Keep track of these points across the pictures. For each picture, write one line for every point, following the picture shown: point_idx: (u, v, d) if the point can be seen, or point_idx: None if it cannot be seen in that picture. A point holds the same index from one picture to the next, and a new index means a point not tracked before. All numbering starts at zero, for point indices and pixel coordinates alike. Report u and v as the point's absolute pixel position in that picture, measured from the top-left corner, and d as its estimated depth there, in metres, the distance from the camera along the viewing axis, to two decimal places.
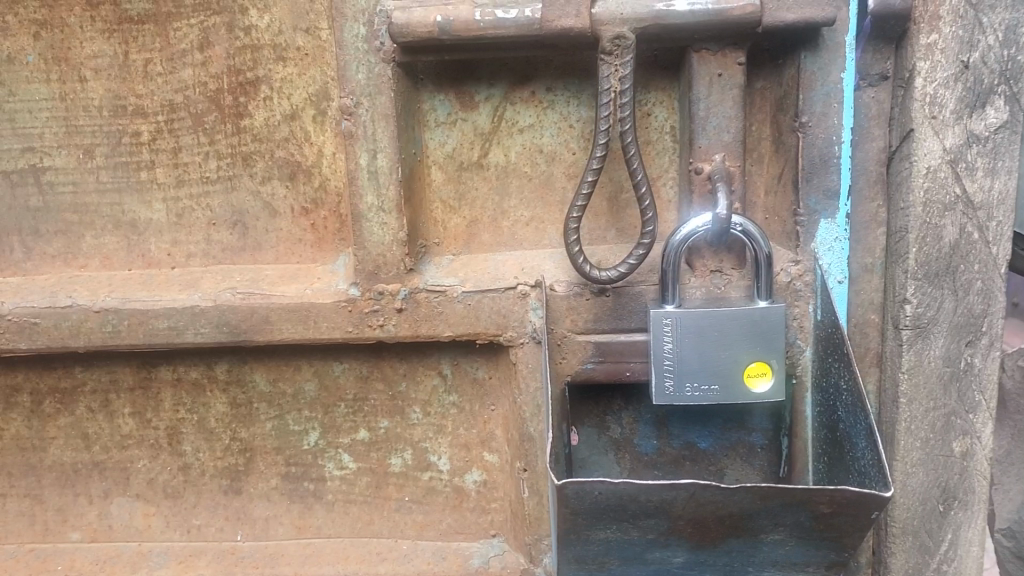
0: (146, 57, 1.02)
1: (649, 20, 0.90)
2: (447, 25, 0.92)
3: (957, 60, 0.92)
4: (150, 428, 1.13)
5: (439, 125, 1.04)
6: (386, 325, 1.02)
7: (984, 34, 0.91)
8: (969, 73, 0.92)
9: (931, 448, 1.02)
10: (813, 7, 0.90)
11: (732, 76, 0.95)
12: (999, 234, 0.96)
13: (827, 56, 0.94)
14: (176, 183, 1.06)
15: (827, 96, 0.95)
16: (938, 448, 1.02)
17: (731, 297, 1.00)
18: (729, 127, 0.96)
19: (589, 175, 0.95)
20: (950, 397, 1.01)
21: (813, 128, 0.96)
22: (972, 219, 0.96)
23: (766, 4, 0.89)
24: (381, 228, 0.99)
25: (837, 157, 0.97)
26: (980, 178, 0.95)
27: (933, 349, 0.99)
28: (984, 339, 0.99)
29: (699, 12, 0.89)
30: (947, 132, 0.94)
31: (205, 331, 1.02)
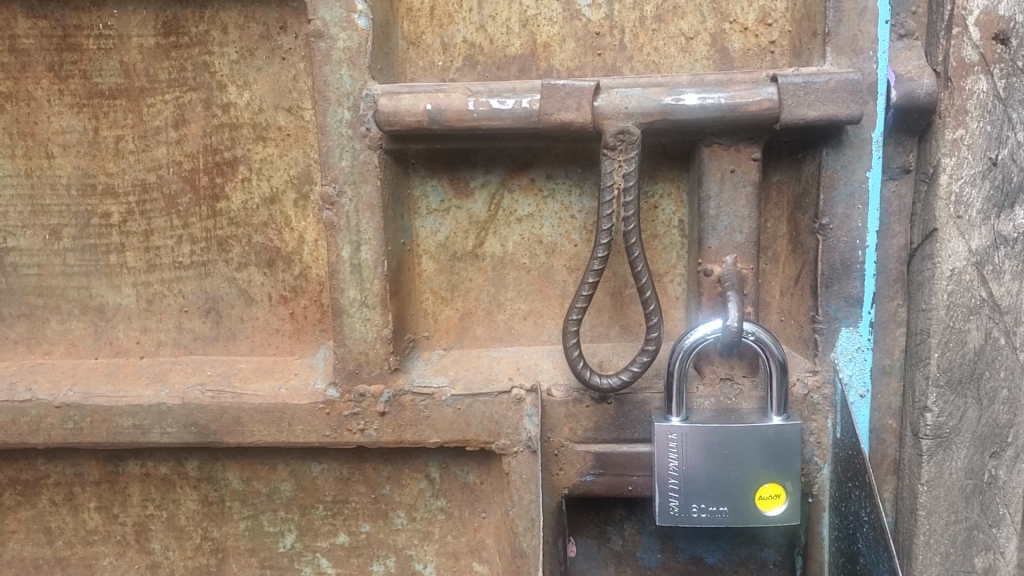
0: (117, 133, 0.95)
1: (656, 114, 0.84)
2: (437, 114, 0.85)
3: (986, 156, 0.85)
4: (117, 524, 1.05)
5: (430, 213, 0.96)
6: (367, 429, 0.94)
7: (1014, 131, 0.85)
8: (997, 171, 0.85)
9: (951, 564, 0.93)
10: (838, 104, 0.82)
11: (746, 173, 0.89)
12: None
13: (850, 154, 0.87)
14: (147, 267, 0.98)
15: (850, 197, 0.87)
16: (958, 564, 0.93)
17: (741, 409, 0.92)
18: (741, 227, 0.90)
19: (590, 272, 0.87)
20: (972, 510, 0.91)
21: (834, 231, 0.88)
22: (998, 323, 0.87)
23: (785, 99, 0.82)
24: (364, 324, 0.92)
25: (860, 262, 0.89)
26: (1008, 282, 0.87)
27: (955, 462, 0.90)
28: (1010, 450, 0.90)
29: (710, 106, 0.83)
30: (974, 231, 0.86)
31: (172, 431, 0.95)
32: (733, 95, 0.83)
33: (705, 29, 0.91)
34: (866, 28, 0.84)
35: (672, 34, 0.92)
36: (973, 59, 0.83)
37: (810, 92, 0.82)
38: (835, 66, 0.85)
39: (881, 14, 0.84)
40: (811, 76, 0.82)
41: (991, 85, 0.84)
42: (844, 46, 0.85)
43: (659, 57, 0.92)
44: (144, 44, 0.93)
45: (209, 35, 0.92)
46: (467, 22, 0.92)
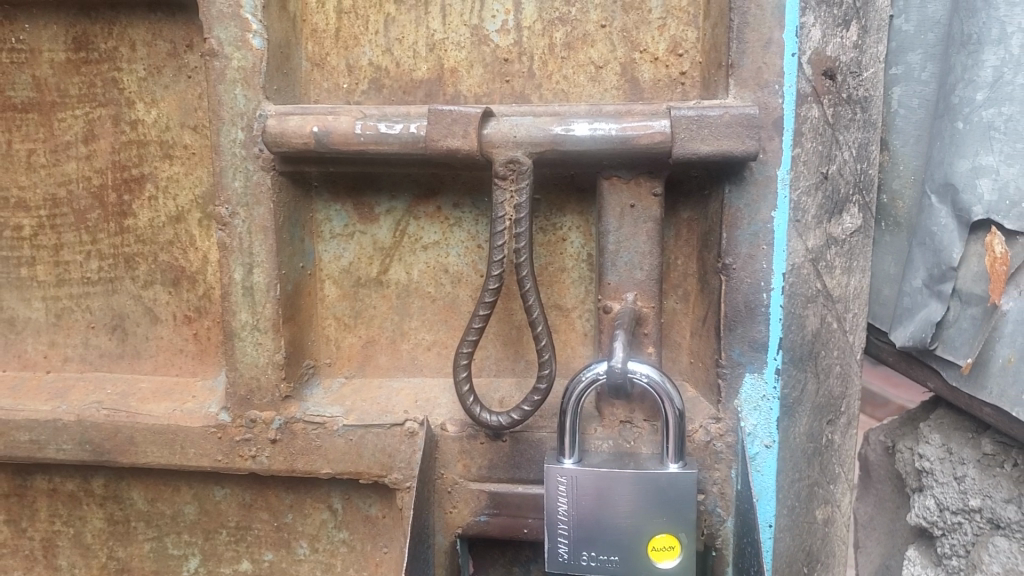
0: (29, 147, 0.95)
1: (546, 144, 0.81)
2: (324, 136, 0.83)
3: (820, 170, 0.84)
4: (25, 538, 1.05)
5: (334, 237, 0.94)
6: (259, 456, 0.93)
7: (840, 149, 0.85)
8: (828, 184, 0.85)
9: (797, 516, 0.90)
10: (733, 138, 0.79)
11: (647, 208, 0.85)
12: (854, 322, 0.89)
13: (755, 192, 0.83)
14: (56, 282, 0.98)
15: (755, 237, 0.84)
16: (803, 515, 0.90)
17: (640, 453, 0.88)
18: (641, 263, 0.86)
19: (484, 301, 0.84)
20: (814, 469, 0.90)
21: (738, 271, 0.85)
22: (831, 311, 0.87)
23: (678, 133, 0.79)
24: (255, 348, 0.90)
25: (765, 305, 0.85)
26: (839, 275, 0.87)
27: (799, 427, 0.88)
28: (841, 417, 0.91)
29: (600, 137, 0.80)
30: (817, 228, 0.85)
31: (67, 448, 0.94)
32: (625, 127, 0.80)
33: (615, 58, 0.89)
34: (771, 59, 0.81)
35: (582, 62, 0.89)
36: (808, 91, 0.82)
37: (703, 126, 0.79)
38: (739, 100, 0.82)
39: (787, 44, 0.81)
40: (704, 109, 0.80)
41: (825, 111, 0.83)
42: (748, 79, 0.82)
43: (568, 85, 0.90)
44: (54, 59, 0.93)
45: (117, 51, 0.92)
46: (373, 44, 0.90)
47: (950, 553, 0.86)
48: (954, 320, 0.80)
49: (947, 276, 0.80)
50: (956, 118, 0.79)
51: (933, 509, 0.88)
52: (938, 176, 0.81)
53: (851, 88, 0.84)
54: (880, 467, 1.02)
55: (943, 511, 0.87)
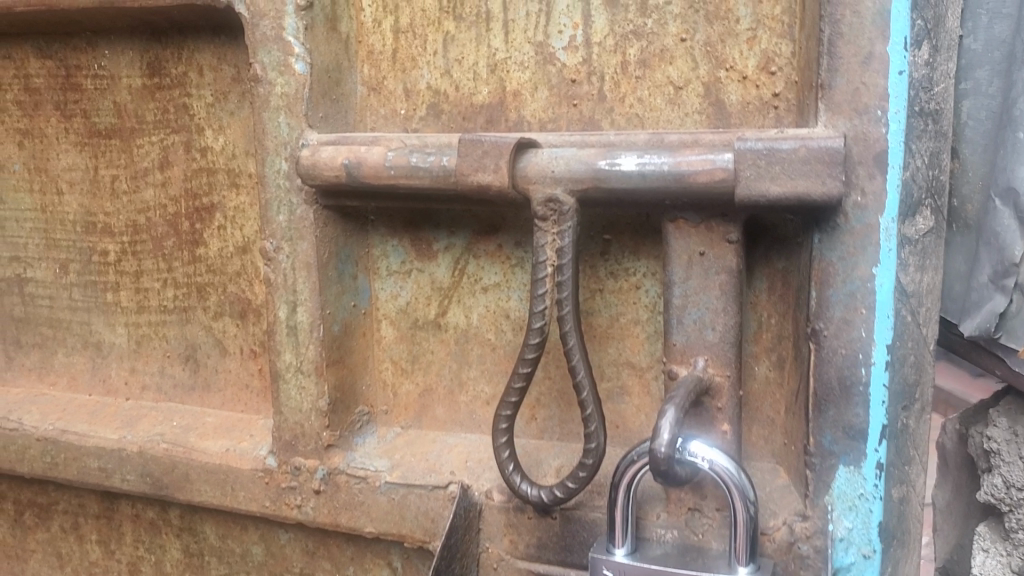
0: (112, 172, 0.95)
1: (588, 181, 0.69)
2: (354, 169, 0.75)
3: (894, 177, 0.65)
4: (114, 560, 1.06)
5: (390, 275, 0.86)
6: (304, 506, 0.87)
7: (914, 153, 0.67)
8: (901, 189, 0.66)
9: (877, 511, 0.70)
10: (812, 178, 0.63)
11: (720, 257, 0.71)
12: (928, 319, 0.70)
13: (851, 243, 0.67)
14: (137, 309, 0.97)
15: (850, 297, 0.67)
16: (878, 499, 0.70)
17: (708, 553, 0.73)
18: (714, 322, 0.72)
19: (523, 364, 0.74)
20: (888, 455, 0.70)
21: (830, 339, 0.68)
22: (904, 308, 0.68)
23: (742, 170, 0.64)
24: (299, 392, 0.84)
25: (863, 383, 0.68)
26: (912, 275, 0.68)
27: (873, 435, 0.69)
28: (917, 405, 0.71)
29: (651, 175, 0.67)
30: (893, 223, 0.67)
31: (131, 479, 0.93)
32: (681, 162, 0.66)
33: (698, 77, 0.75)
34: (872, 79, 0.65)
35: (659, 82, 0.76)
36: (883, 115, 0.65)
37: (773, 162, 0.63)
38: (830, 128, 0.66)
39: (892, 61, 0.64)
40: (776, 142, 0.64)
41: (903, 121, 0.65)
42: (842, 103, 0.65)
43: (643, 109, 0.77)
44: (132, 85, 0.92)
45: (187, 76, 0.89)
46: (431, 66, 0.82)
47: (1017, 529, 0.76)
48: (1018, 314, 0.70)
49: (1011, 271, 0.70)
50: (1018, 127, 0.68)
51: (1000, 487, 0.77)
52: (1000, 178, 0.70)
53: (923, 101, 0.67)
54: (954, 455, 0.88)
55: (1011, 488, 0.76)
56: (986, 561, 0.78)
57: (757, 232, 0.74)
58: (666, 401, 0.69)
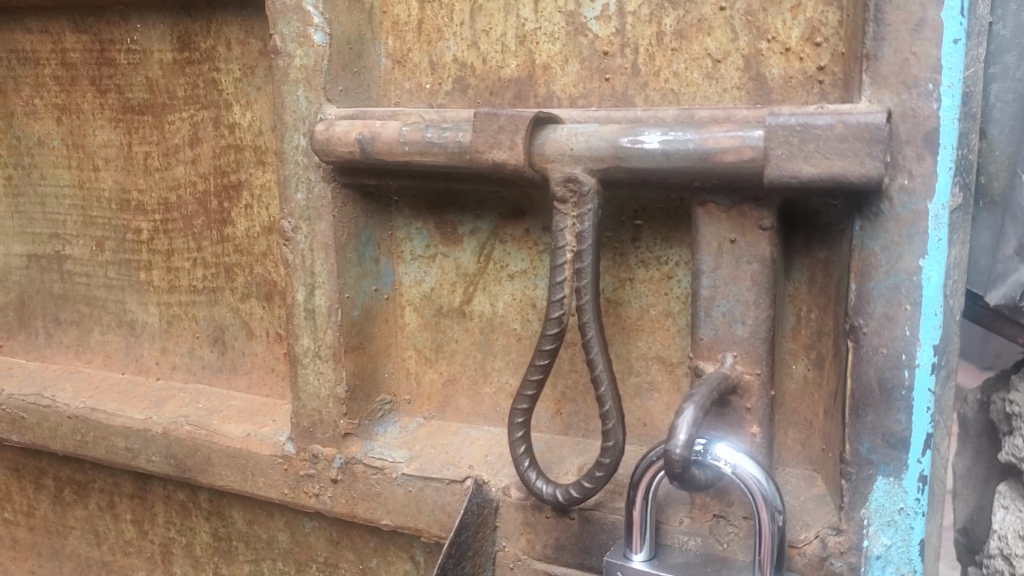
0: (145, 149, 0.94)
1: (608, 160, 0.64)
2: (367, 145, 0.72)
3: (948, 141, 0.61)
4: (147, 540, 1.05)
5: (414, 258, 0.83)
6: (321, 495, 0.84)
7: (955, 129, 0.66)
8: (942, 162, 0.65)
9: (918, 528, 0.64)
10: (850, 157, 0.56)
11: (752, 245, 0.65)
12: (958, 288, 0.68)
13: (897, 232, 0.60)
14: (169, 288, 0.96)
15: (894, 292, 0.61)
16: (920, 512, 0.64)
17: (732, 564, 0.67)
18: (744, 315, 0.66)
19: (542, 355, 0.69)
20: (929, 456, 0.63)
21: (871, 337, 0.62)
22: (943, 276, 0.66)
23: (773, 148, 0.58)
24: (317, 378, 0.81)
25: (906, 387, 0.62)
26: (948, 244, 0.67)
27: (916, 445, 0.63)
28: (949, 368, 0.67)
29: (675, 154, 0.62)
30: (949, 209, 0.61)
31: (156, 460, 0.92)
32: (707, 139, 0.60)
33: (737, 49, 0.69)
34: (923, 49, 0.58)
35: (696, 54, 0.70)
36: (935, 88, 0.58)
37: (808, 139, 0.57)
38: (874, 104, 0.59)
39: (946, 28, 0.57)
40: (812, 117, 0.58)
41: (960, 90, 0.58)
42: (889, 76, 0.59)
43: (679, 84, 0.71)
44: (163, 59, 0.90)
45: (215, 50, 0.87)
46: (458, 37, 0.77)
47: None
48: None
49: None
50: None
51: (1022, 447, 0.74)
52: None
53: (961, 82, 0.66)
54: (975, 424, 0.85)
55: None
56: (1006, 519, 0.76)
57: (796, 220, 0.68)
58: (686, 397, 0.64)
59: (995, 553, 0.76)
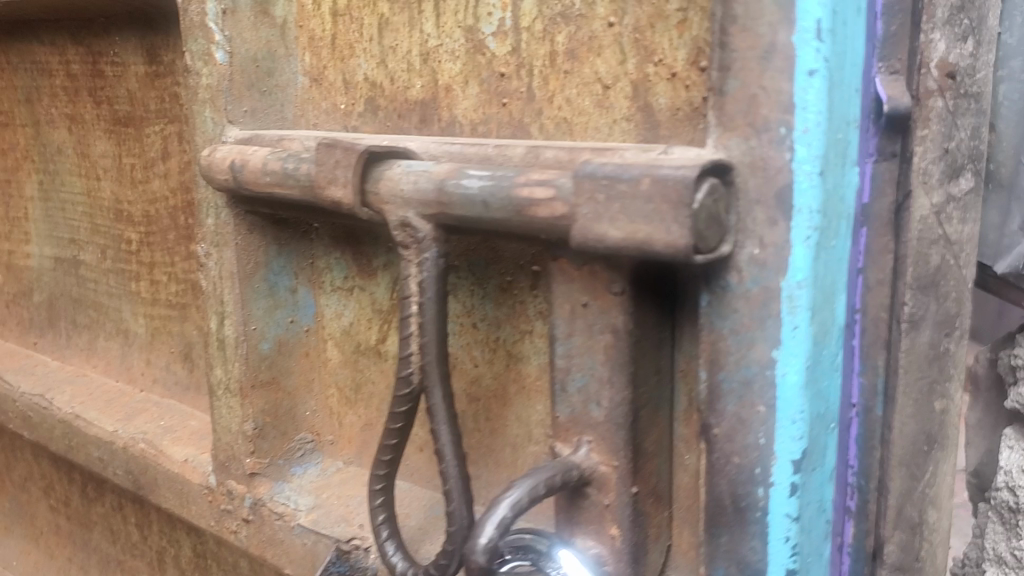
0: (131, 161, 0.93)
1: (435, 205, 0.55)
2: (240, 173, 0.66)
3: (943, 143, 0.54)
4: (147, 545, 1.06)
5: (334, 290, 0.76)
6: (239, 532, 0.80)
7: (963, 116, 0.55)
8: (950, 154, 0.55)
9: None
10: (655, 222, 0.45)
11: (604, 312, 0.54)
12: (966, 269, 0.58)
13: (747, 314, 0.47)
14: (151, 300, 0.95)
15: (744, 390, 0.48)
16: None
17: None
18: (599, 395, 0.55)
19: (396, 418, 0.61)
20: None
21: (722, 442, 0.49)
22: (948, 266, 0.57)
23: (580, 206, 0.47)
24: (228, 411, 0.77)
25: (759, 509, 0.49)
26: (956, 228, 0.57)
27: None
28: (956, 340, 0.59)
29: (493, 204, 0.52)
30: (825, 307, 0.48)
31: (120, 474, 0.92)
32: (523, 188, 0.50)
33: (625, 73, 0.57)
34: (773, 82, 0.44)
35: (587, 79, 0.59)
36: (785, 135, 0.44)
37: (613, 197, 0.46)
38: (720, 150, 0.46)
39: (800, 57, 0.44)
40: (622, 168, 0.46)
41: (821, 150, 0.45)
42: (735, 116, 0.46)
43: (572, 112, 0.61)
44: (138, 72, 0.89)
45: (175, 64, 0.85)
46: (368, 54, 0.70)
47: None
48: None
49: None
50: None
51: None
52: None
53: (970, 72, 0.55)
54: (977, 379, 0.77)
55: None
56: (1012, 457, 0.70)
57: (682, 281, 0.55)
58: (508, 488, 0.54)
59: (1002, 487, 0.71)
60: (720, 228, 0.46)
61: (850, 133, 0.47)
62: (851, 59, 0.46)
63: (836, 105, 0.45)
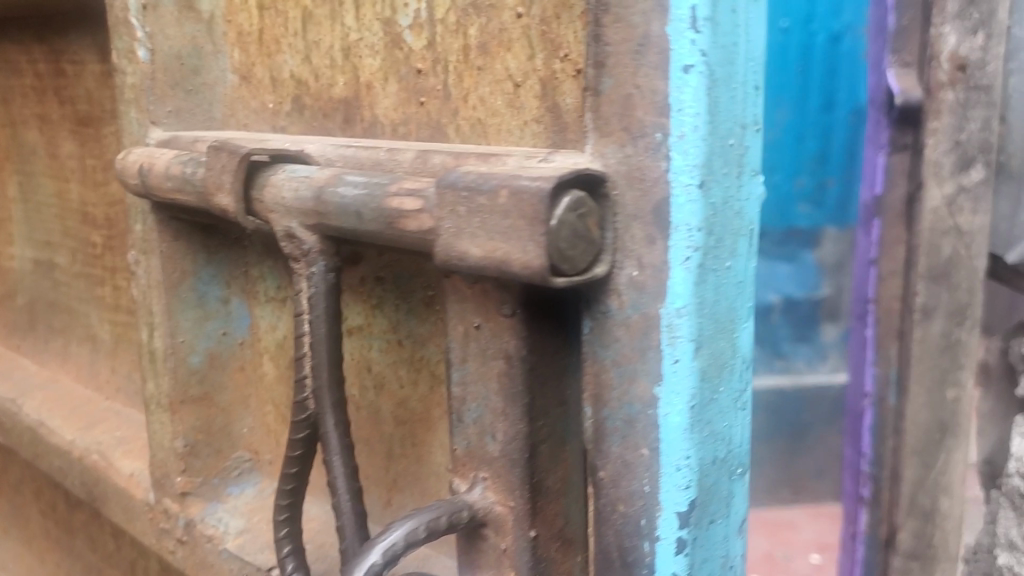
0: (92, 163, 0.90)
1: (314, 215, 0.50)
2: (148, 178, 0.62)
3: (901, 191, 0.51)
4: (121, 555, 1.03)
5: (268, 300, 0.71)
6: (176, 553, 0.76)
7: None
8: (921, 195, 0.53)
9: None
10: (512, 240, 0.39)
11: (497, 335, 0.48)
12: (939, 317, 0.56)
13: (628, 343, 0.41)
14: (113, 306, 0.92)
15: (629, 431, 0.42)
16: None
17: None
18: (494, 427, 0.49)
19: (295, 444, 0.56)
20: None
21: (611, 488, 0.43)
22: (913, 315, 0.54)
23: (443, 221, 0.42)
24: (160, 426, 0.73)
25: (646, 567, 0.42)
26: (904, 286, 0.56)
27: None
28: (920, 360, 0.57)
29: (365, 216, 0.46)
30: (720, 337, 0.41)
31: (76, 485, 0.89)
32: (392, 197, 0.45)
33: (534, 70, 0.51)
34: (648, 80, 0.38)
35: (498, 76, 0.54)
36: (660, 140, 0.38)
37: (474, 210, 0.40)
38: (597, 159, 0.41)
39: (675, 50, 0.37)
40: (483, 176, 0.41)
41: (702, 157, 0.38)
42: (611, 119, 0.40)
43: (486, 112, 0.55)
44: (93, 71, 0.86)
45: None
46: (293, 50, 0.65)
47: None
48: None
49: None
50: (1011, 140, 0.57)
51: None
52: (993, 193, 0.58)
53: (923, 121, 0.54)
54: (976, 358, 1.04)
55: None
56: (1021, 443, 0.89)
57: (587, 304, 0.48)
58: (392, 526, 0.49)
59: (1014, 474, 0.88)
60: (592, 246, 0.40)
61: (750, 136, 0.40)
62: (746, 50, 0.39)
63: (723, 105, 0.38)
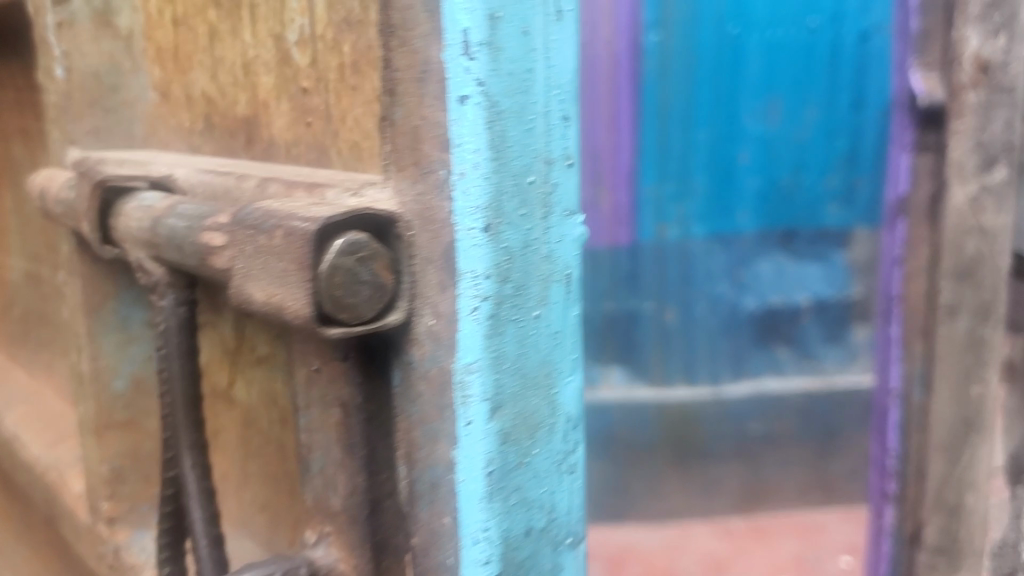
0: None
1: (154, 246, 0.47)
2: (46, 199, 0.60)
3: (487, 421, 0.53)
4: None
5: None
6: None
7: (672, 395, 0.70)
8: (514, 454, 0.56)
9: None
10: (286, 285, 0.35)
11: (333, 381, 0.43)
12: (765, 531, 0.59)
13: (429, 399, 0.37)
14: None
15: (434, 496, 0.37)
16: None
17: None
18: (336, 478, 0.45)
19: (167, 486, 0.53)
20: None
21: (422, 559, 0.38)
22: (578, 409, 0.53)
23: (237, 260, 0.38)
24: (88, 449, 0.72)
25: None
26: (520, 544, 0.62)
27: None
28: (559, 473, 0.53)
29: (186, 249, 0.43)
30: (530, 394, 0.37)
31: (39, 499, 0.89)
32: (204, 231, 0.41)
33: None
34: (429, 110, 0.34)
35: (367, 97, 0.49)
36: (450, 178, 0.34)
37: (258, 249, 0.37)
38: (394, 195, 0.37)
39: (452, 79, 0.33)
40: (271, 209, 0.37)
41: (487, 196, 0.34)
42: (404, 153, 0.36)
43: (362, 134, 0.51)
44: None
45: None
46: (202, 67, 0.63)
47: None
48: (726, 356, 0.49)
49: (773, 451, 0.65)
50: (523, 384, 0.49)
51: None
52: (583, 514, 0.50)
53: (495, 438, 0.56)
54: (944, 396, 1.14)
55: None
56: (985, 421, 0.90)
57: None
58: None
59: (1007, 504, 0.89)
60: (381, 294, 0.36)
61: (559, 173, 0.37)
62: (546, 78, 0.36)
63: (512, 138, 0.35)
